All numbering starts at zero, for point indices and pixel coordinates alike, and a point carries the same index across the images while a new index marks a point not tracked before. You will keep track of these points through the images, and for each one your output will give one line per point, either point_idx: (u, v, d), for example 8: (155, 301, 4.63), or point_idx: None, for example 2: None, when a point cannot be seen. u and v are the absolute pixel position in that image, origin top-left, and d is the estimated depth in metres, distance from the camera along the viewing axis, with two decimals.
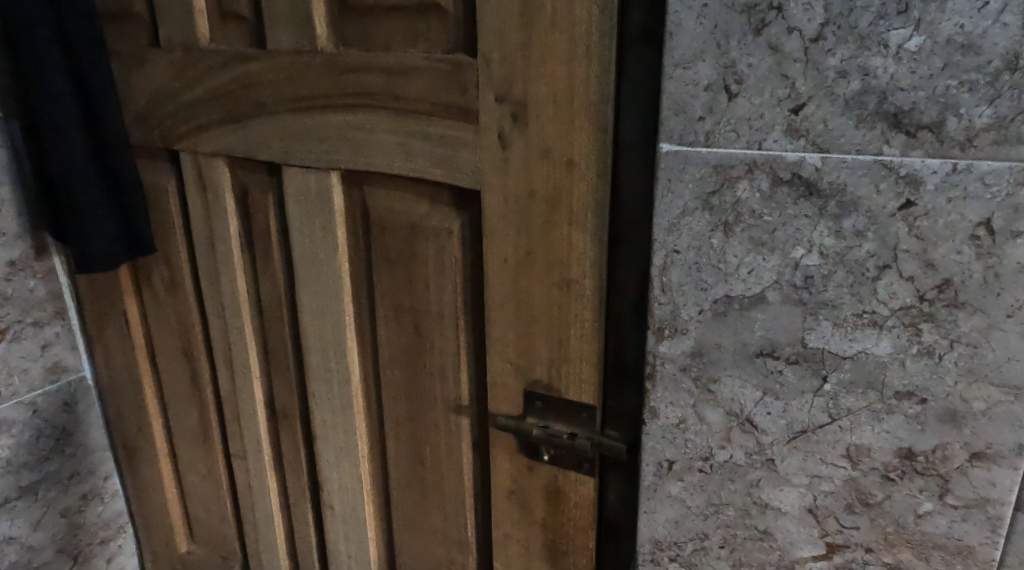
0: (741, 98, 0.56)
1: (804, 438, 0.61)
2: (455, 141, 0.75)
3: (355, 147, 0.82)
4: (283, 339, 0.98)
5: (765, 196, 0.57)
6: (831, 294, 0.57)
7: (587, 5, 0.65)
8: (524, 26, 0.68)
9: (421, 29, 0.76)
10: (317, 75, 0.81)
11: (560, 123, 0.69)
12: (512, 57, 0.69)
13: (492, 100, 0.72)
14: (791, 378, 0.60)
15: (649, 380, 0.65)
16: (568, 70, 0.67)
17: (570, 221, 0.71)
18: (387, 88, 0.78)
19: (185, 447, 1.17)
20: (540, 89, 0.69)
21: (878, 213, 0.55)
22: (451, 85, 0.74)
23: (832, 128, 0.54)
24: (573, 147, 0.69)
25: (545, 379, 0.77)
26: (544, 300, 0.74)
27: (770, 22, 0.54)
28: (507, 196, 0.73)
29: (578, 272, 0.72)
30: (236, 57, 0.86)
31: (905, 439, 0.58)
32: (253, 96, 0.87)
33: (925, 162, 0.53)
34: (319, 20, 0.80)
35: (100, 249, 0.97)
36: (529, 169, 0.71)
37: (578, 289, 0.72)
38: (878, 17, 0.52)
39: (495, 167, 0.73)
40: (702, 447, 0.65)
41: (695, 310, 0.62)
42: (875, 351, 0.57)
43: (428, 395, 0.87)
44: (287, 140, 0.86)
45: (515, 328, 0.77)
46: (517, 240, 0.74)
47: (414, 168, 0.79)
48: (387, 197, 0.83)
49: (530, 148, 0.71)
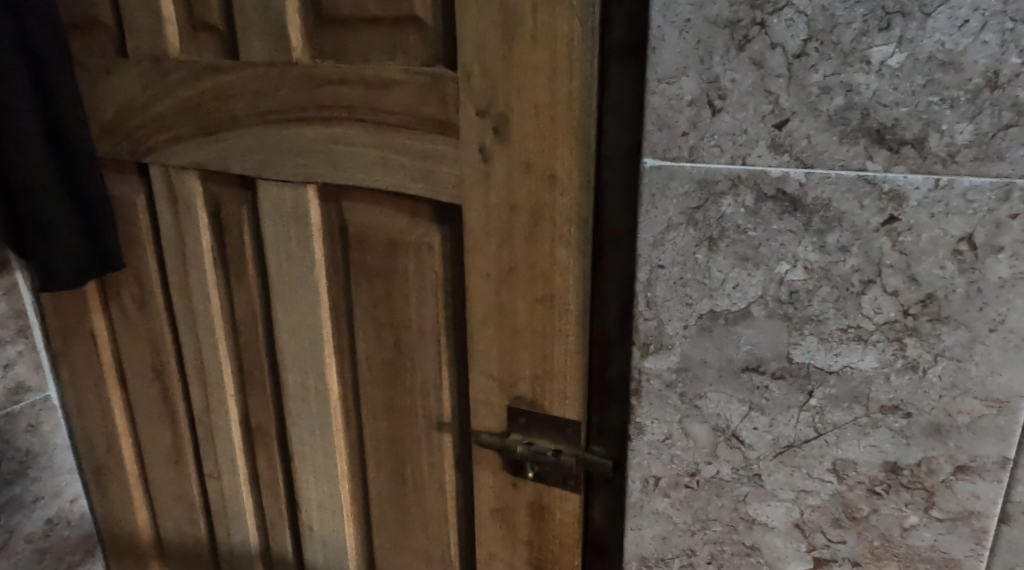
0: (725, 113, 0.57)
1: (790, 453, 0.61)
2: (435, 155, 0.75)
3: (332, 161, 0.81)
4: (259, 356, 0.96)
5: (749, 211, 0.57)
6: (815, 308, 0.57)
7: (568, 19, 0.65)
8: (505, 40, 0.67)
9: (400, 43, 0.75)
10: (293, 88, 0.80)
11: (543, 137, 0.68)
12: (493, 71, 0.69)
13: (473, 114, 0.71)
14: (777, 393, 0.60)
15: (634, 395, 0.65)
16: (549, 84, 0.67)
17: (553, 236, 0.71)
18: (365, 101, 0.77)
19: (157, 468, 1.14)
20: (521, 104, 0.68)
21: (862, 228, 0.55)
22: (431, 99, 0.73)
23: (815, 144, 0.55)
24: (555, 162, 0.69)
25: (529, 395, 0.76)
26: (527, 315, 0.74)
27: (752, 38, 0.55)
28: (489, 211, 0.73)
29: (561, 287, 0.71)
30: (209, 70, 0.85)
31: (890, 453, 0.58)
32: (227, 109, 0.85)
33: (908, 177, 0.53)
34: (295, 32, 0.79)
35: (66, 266, 0.95)
36: (511, 184, 0.71)
37: (561, 304, 0.72)
38: (861, 34, 0.52)
39: (476, 181, 0.73)
40: (688, 462, 0.64)
41: (680, 325, 0.62)
42: (860, 366, 0.57)
43: (409, 413, 0.86)
44: (263, 154, 0.85)
45: (498, 343, 0.76)
46: (499, 255, 0.73)
47: (393, 183, 0.78)
48: (367, 212, 0.82)
49: (512, 162, 0.70)
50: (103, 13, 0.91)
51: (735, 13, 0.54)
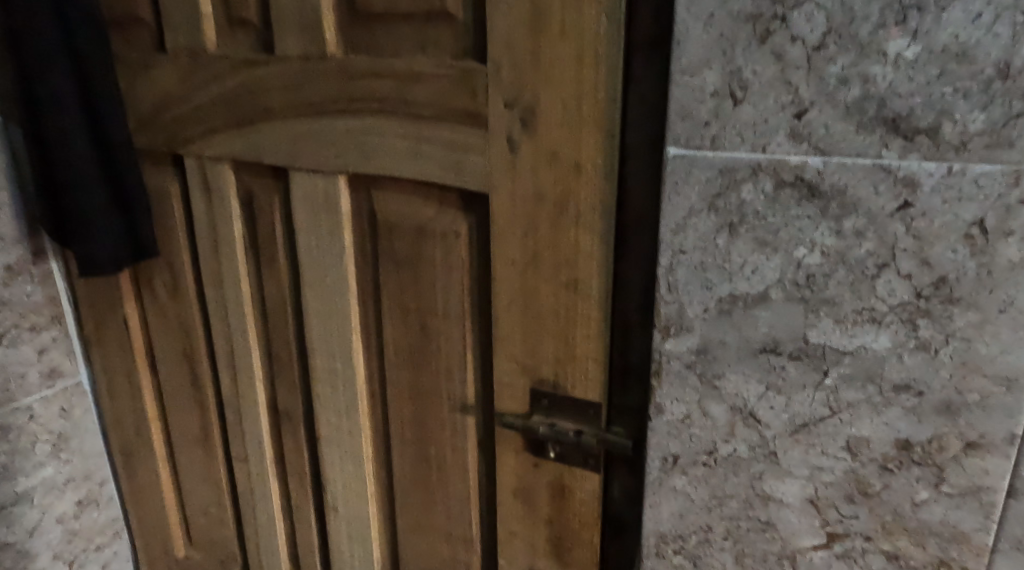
0: (746, 104, 0.59)
1: (806, 431, 0.63)
2: (464, 145, 0.77)
3: (364, 151, 0.84)
4: (288, 340, 0.99)
5: (769, 197, 0.60)
6: (832, 291, 0.60)
7: (596, 14, 0.67)
8: (533, 34, 0.70)
9: (431, 38, 0.78)
10: (326, 81, 0.83)
11: (568, 128, 0.71)
12: (522, 64, 0.72)
13: (501, 106, 0.74)
14: (794, 373, 0.62)
15: (655, 376, 0.68)
16: (576, 77, 0.70)
17: (577, 222, 0.73)
18: (397, 93, 0.80)
19: (185, 452, 1.18)
20: (549, 95, 0.71)
21: (877, 213, 0.57)
22: (460, 91, 0.76)
23: (833, 133, 0.57)
24: (581, 151, 0.71)
25: (551, 377, 0.79)
26: (551, 299, 0.76)
27: (773, 31, 0.57)
28: (515, 199, 0.76)
29: (584, 273, 0.74)
30: (246, 64, 0.88)
31: (903, 431, 0.60)
32: (262, 102, 0.88)
33: (922, 165, 0.55)
34: (330, 27, 0.82)
35: (107, 253, 0.99)
36: (538, 173, 0.74)
37: (584, 289, 0.74)
38: (878, 27, 0.54)
39: (503, 170, 0.76)
40: (706, 441, 0.67)
41: (700, 308, 0.65)
42: (874, 346, 0.59)
43: (434, 396, 0.89)
44: (296, 145, 0.88)
45: (522, 328, 0.79)
46: (525, 242, 0.76)
47: (423, 172, 0.81)
48: (396, 201, 0.85)
49: (538, 152, 0.73)
50: (143, 9, 0.95)
51: (756, 8, 0.57)
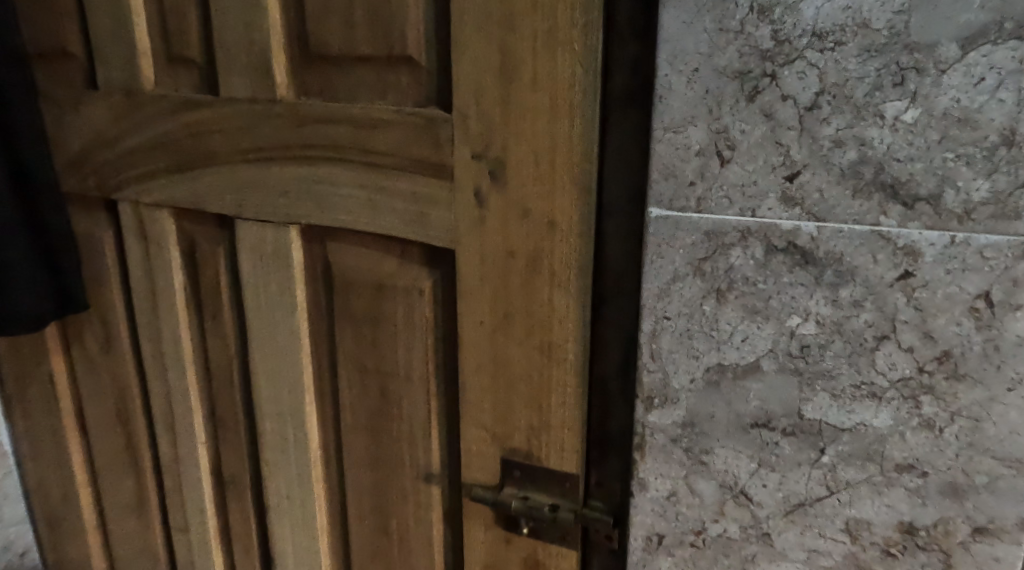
0: (734, 164, 0.56)
1: (801, 511, 0.60)
2: (427, 198, 0.72)
3: (318, 203, 0.77)
4: (234, 401, 0.91)
5: (759, 263, 0.57)
6: (827, 363, 0.56)
7: (570, 64, 0.63)
8: (503, 84, 0.66)
9: (391, 83, 0.72)
10: (275, 126, 0.77)
11: (542, 184, 0.66)
12: (491, 115, 0.67)
13: (468, 158, 0.69)
14: (788, 450, 0.59)
15: (638, 449, 0.64)
16: (550, 129, 0.65)
17: (552, 282, 0.68)
18: (353, 141, 0.74)
19: (116, 520, 1.07)
20: (520, 148, 0.66)
21: (876, 283, 0.54)
22: (424, 141, 0.71)
23: (828, 197, 0.54)
24: (555, 208, 0.67)
25: (524, 446, 0.74)
26: (523, 365, 0.71)
27: (763, 89, 0.54)
28: (484, 256, 0.71)
29: (560, 336, 0.69)
30: (186, 105, 0.81)
31: (906, 513, 0.57)
32: (203, 145, 0.81)
33: (923, 234, 0.52)
34: (279, 68, 0.76)
35: (27, 305, 0.88)
36: (508, 229, 0.69)
37: (560, 353, 0.70)
38: (874, 88, 0.51)
39: (471, 226, 0.70)
40: (694, 521, 0.63)
41: (686, 378, 0.61)
42: (874, 423, 0.56)
43: (395, 465, 0.83)
44: (241, 194, 0.81)
45: (491, 395, 0.73)
46: (494, 302, 0.71)
47: (383, 226, 0.75)
48: (353, 255, 0.79)
49: (509, 207, 0.68)
50: (72, 41, 0.85)
51: (745, 64, 0.54)
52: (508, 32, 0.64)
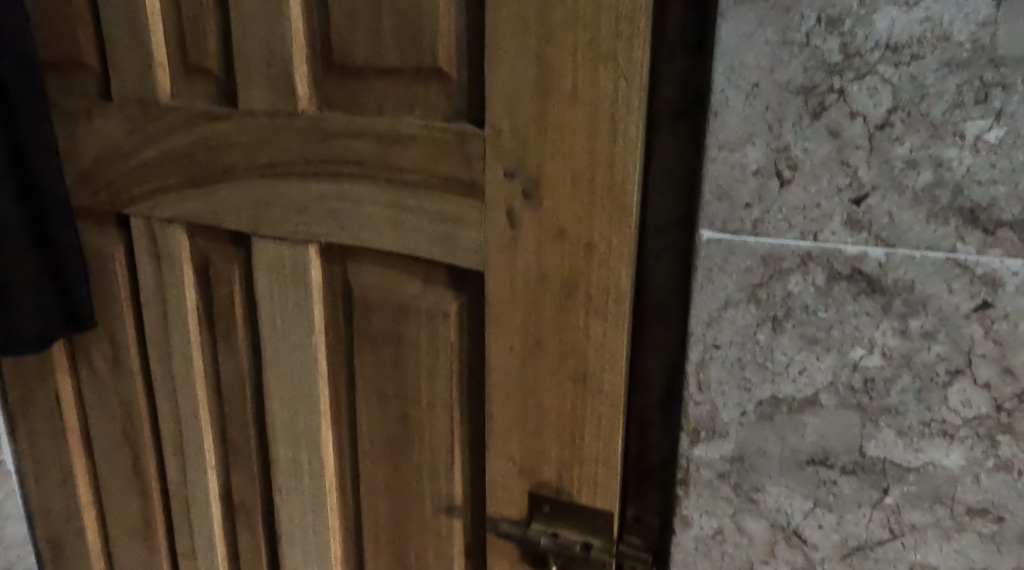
0: (795, 185, 0.52)
1: (860, 555, 0.56)
2: (455, 218, 0.67)
3: (339, 220, 0.73)
4: (247, 425, 0.87)
5: (820, 290, 0.53)
6: (893, 399, 0.53)
7: (613, 77, 0.58)
8: (540, 97, 0.61)
9: (419, 95, 0.67)
10: (295, 140, 0.72)
11: (580, 204, 0.62)
12: (526, 130, 0.62)
13: (500, 175, 0.64)
14: (847, 489, 0.55)
15: (682, 485, 0.60)
16: (589, 146, 0.60)
17: (588, 309, 0.64)
18: (378, 157, 0.69)
19: (121, 543, 1.03)
20: (558, 166, 0.62)
21: (950, 313, 0.50)
22: (454, 157, 0.66)
23: (898, 222, 0.50)
24: (593, 231, 0.62)
25: (554, 480, 0.69)
26: (555, 397, 0.67)
27: (830, 105, 0.50)
28: (516, 279, 0.65)
29: (595, 365, 0.65)
30: (201, 116, 0.76)
31: (978, 560, 0.53)
32: (218, 159, 0.76)
33: (1005, 262, 0.49)
34: (301, 79, 0.71)
35: (36, 331, 0.85)
36: (542, 252, 0.64)
37: (595, 384, 0.65)
38: (953, 106, 0.48)
39: (502, 248, 0.65)
40: (742, 561, 0.60)
41: (737, 412, 0.57)
42: (945, 463, 0.52)
43: (416, 495, 0.79)
44: (258, 210, 0.76)
45: (520, 426, 0.69)
46: (525, 328, 0.66)
47: (408, 246, 0.70)
48: (375, 275, 0.74)
49: (544, 228, 0.63)
50: (86, 51, 0.81)
51: (810, 78, 0.50)
52: (547, 44, 0.59)
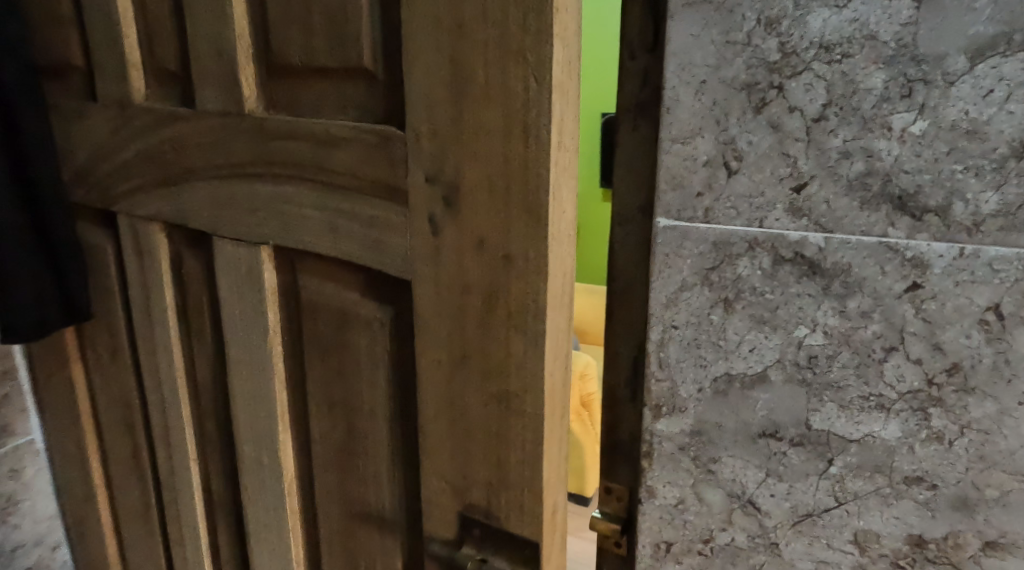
0: (741, 175, 0.55)
1: (809, 522, 0.59)
2: (385, 223, 0.68)
3: (285, 222, 0.75)
4: (219, 419, 0.91)
5: (766, 273, 0.56)
6: (835, 374, 0.56)
7: (521, 77, 0.58)
8: (456, 101, 0.62)
9: (352, 97, 0.69)
10: (244, 142, 0.75)
11: (496, 213, 0.62)
12: (444, 135, 0.63)
13: (422, 181, 0.65)
14: (795, 460, 0.59)
15: (646, 457, 0.64)
16: (501, 151, 0.61)
17: (507, 323, 0.64)
18: (315, 160, 0.71)
19: (128, 525, 1.08)
20: (475, 171, 0.62)
21: (884, 294, 0.53)
22: (381, 161, 0.67)
23: (835, 208, 0.54)
24: (509, 241, 0.62)
25: (483, 502, 0.70)
26: (481, 410, 0.68)
27: (770, 100, 0.54)
28: (441, 290, 0.67)
29: (516, 383, 0.65)
30: (165, 120, 0.80)
31: (916, 526, 0.56)
32: (184, 159, 0.80)
33: (931, 245, 0.52)
34: (246, 83, 0.74)
35: (25, 305, 0.89)
36: (463, 260, 0.65)
37: (517, 403, 0.66)
38: (881, 100, 0.51)
39: (427, 257, 0.67)
40: (702, 529, 0.63)
41: (694, 387, 0.61)
42: (883, 434, 0.56)
43: (372, 507, 0.79)
44: (218, 211, 0.80)
45: (452, 441, 0.70)
46: (452, 340, 0.67)
47: (345, 250, 0.72)
48: (320, 278, 0.76)
49: (464, 236, 0.64)
50: (75, 55, 0.87)
51: (752, 76, 0.54)
52: (461, 43, 0.60)
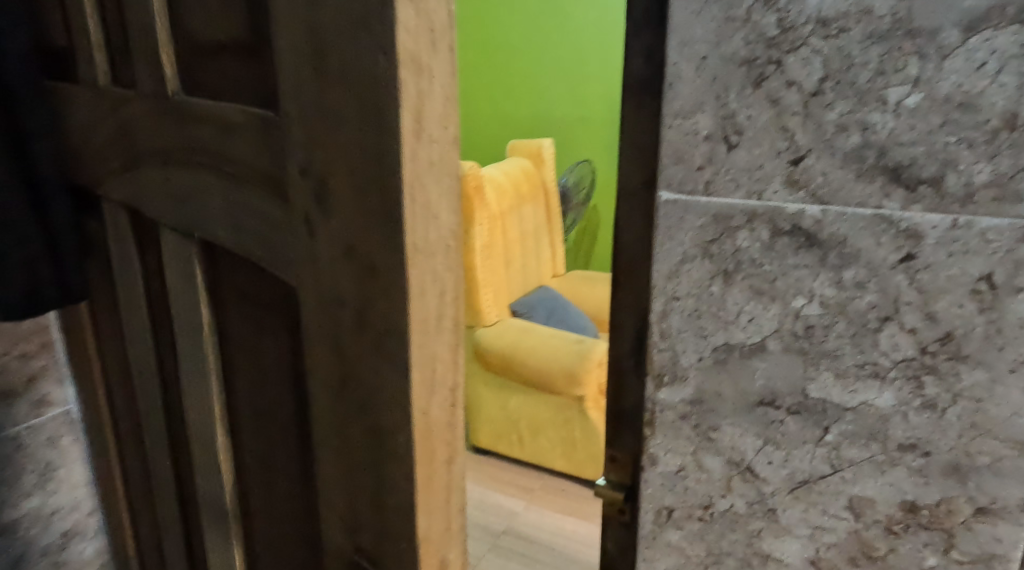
0: (740, 149, 0.57)
1: (806, 488, 0.61)
2: (271, 219, 0.58)
3: (195, 209, 0.65)
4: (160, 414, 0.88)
5: (765, 245, 0.58)
6: (831, 344, 0.57)
7: (371, 55, 0.48)
8: (317, 82, 0.51)
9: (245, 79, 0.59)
10: (154, 122, 0.66)
11: (362, 216, 0.51)
12: (310, 121, 0.52)
13: (296, 174, 0.54)
14: (793, 428, 0.60)
15: (649, 425, 0.66)
16: (362, 143, 0.50)
17: (377, 347, 0.54)
18: (209, 145, 0.61)
19: None
20: (341, 166, 0.51)
21: (879, 265, 0.55)
22: (263, 149, 0.56)
23: (832, 181, 0.55)
24: (373, 250, 0.52)
25: (366, 543, 0.60)
26: (360, 441, 0.57)
27: (768, 76, 0.55)
28: (318, 301, 0.56)
29: (388, 416, 0.55)
30: (107, 95, 0.71)
31: (909, 492, 0.58)
32: (109, 140, 0.73)
33: (925, 216, 0.53)
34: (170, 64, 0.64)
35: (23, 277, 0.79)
36: (335, 270, 0.54)
37: (390, 438, 0.55)
38: (876, 74, 0.52)
39: (306, 262, 0.56)
40: (702, 495, 0.65)
41: (695, 357, 0.62)
42: (877, 403, 0.57)
43: (289, 527, 0.71)
44: (142, 197, 0.72)
45: (339, 472, 0.60)
46: (331, 358, 0.57)
47: (241, 246, 0.62)
48: (243, 271, 0.67)
49: (335, 242, 0.53)
50: None
51: (751, 51, 0.55)
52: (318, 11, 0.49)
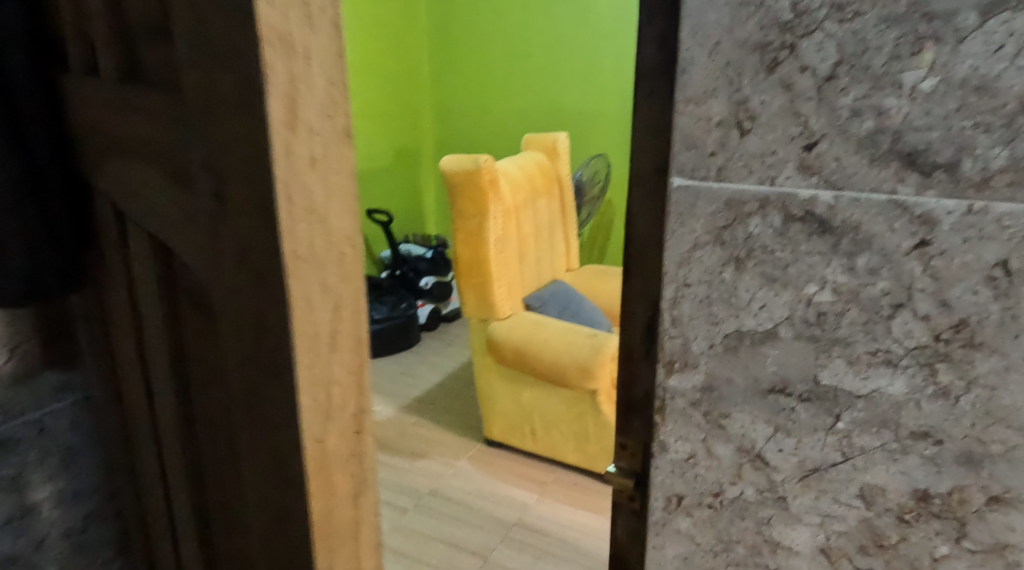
0: (753, 135, 0.56)
1: (816, 476, 0.61)
2: (193, 187, 0.69)
3: (147, 175, 0.75)
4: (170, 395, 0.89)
5: (777, 232, 0.57)
6: (843, 331, 0.57)
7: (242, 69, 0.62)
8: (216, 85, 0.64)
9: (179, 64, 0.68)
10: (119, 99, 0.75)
11: (249, 205, 0.66)
12: (209, 120, 0.65)
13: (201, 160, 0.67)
14: (804, 415, 0.60)
15: (658, 412, 0.66)
16: (241, 143, 0.64)
17: (263, 308, 0.70)
18: (157, 120, 0.70)
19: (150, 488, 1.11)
20: (232, 159, 0.65)
21: (892, 251, 0.54)
22: (188, 128, 0.67)
23: (846, 166, 0.54)
24: (254, 230, 0.67)
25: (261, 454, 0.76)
26: (260, 379, 0.73)
27: (782, 61, 0.54)
28: (224, 265, 0.70)
29: (271, 361, 0.71)
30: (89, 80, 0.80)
31: (921, 481, 0.57)
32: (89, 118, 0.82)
33: (940, 202, 0.52)
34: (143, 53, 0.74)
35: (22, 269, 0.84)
36: (230, 242, 0.68)
37: (276, 376, 0.72)
38: (892, 58, 0.51)
39: (212, 229, 0.69)
40: (712, 483, 0.65)
41: (705, 344, 0.62)
42: (890, 390, 0.57)
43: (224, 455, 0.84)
44: (110, 168, 0.81)
45: (247, 405, 0.75)
46: (232, 313, 0.72)
47: (179, 205, 0.72)
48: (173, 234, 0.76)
49: (228, 219, 0.67)
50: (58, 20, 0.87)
51: (765, 36, 0.54)
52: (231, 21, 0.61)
